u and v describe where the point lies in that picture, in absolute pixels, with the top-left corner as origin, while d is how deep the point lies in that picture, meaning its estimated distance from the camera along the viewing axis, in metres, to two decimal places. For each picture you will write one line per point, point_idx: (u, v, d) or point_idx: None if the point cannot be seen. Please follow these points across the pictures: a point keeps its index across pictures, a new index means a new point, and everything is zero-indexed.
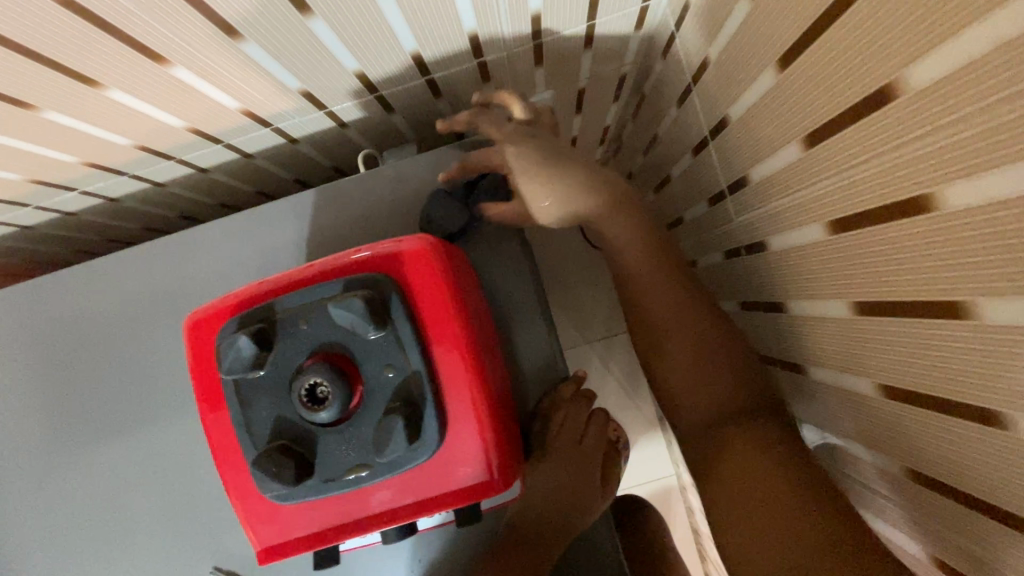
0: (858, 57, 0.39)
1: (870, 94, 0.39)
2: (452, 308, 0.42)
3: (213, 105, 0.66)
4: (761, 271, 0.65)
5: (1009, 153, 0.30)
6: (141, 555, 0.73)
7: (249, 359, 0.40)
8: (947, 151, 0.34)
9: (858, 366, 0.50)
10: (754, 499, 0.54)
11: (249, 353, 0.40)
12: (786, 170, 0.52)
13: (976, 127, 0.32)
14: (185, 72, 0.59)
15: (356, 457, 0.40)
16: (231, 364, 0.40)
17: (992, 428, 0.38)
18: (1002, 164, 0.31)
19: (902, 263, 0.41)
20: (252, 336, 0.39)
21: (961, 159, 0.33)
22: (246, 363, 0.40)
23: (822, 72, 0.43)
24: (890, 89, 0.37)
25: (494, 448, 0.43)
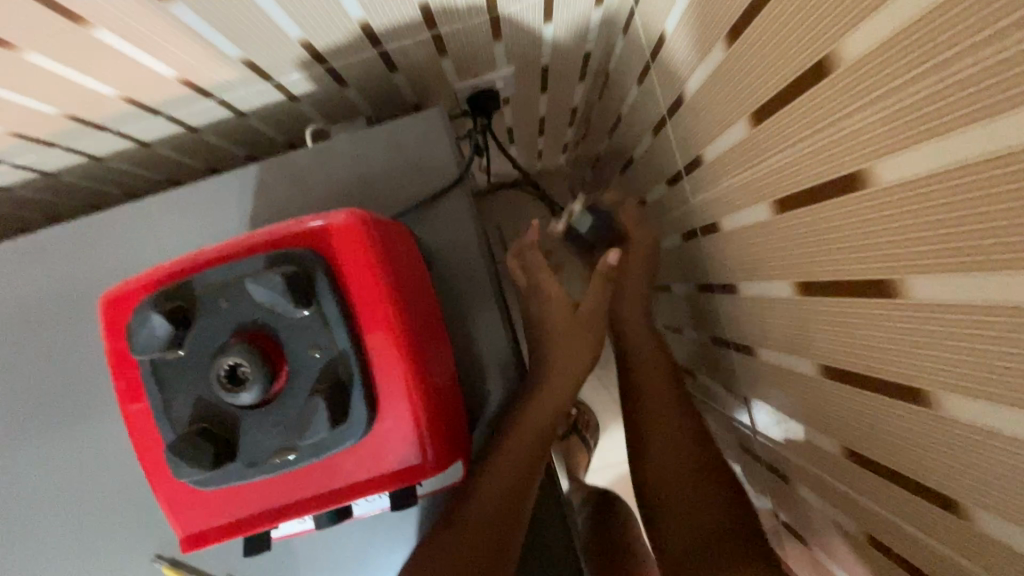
0: (795, 32, 0.38)
1: (810, 67, 0.38)
2: (382, 286, 0.41)
3: (145, 72, 0.62)
4: (712, 250, 0.65)
5: (935, 126, 0.30)
6: (80, 538, 0.70)
7: (163, 339, 0.38)
8: (880, 124, 0.34)
9: (800, 345, 0.51)
10: (693, 509, 0.70)
11: (162, 333, 0.37)
12: (734, 148, 0.52)
13: (910, 99, 0.31)
14: (109, 35, 0.55)
15: (279, 442, 0.38)
16: (142, 345, 0.38)
17: (919, 405, 0.38)
18: (930, 138, 0.30)
19: (838, 241, 0.41)
20: (166, 315, 0.37)
21: (890, 134, 0.33)
22: (159, 344, 0.38)
23: (763, 48, 0.42)
24: (828, 61, 0.36)
25: (428, 430, 0.42)
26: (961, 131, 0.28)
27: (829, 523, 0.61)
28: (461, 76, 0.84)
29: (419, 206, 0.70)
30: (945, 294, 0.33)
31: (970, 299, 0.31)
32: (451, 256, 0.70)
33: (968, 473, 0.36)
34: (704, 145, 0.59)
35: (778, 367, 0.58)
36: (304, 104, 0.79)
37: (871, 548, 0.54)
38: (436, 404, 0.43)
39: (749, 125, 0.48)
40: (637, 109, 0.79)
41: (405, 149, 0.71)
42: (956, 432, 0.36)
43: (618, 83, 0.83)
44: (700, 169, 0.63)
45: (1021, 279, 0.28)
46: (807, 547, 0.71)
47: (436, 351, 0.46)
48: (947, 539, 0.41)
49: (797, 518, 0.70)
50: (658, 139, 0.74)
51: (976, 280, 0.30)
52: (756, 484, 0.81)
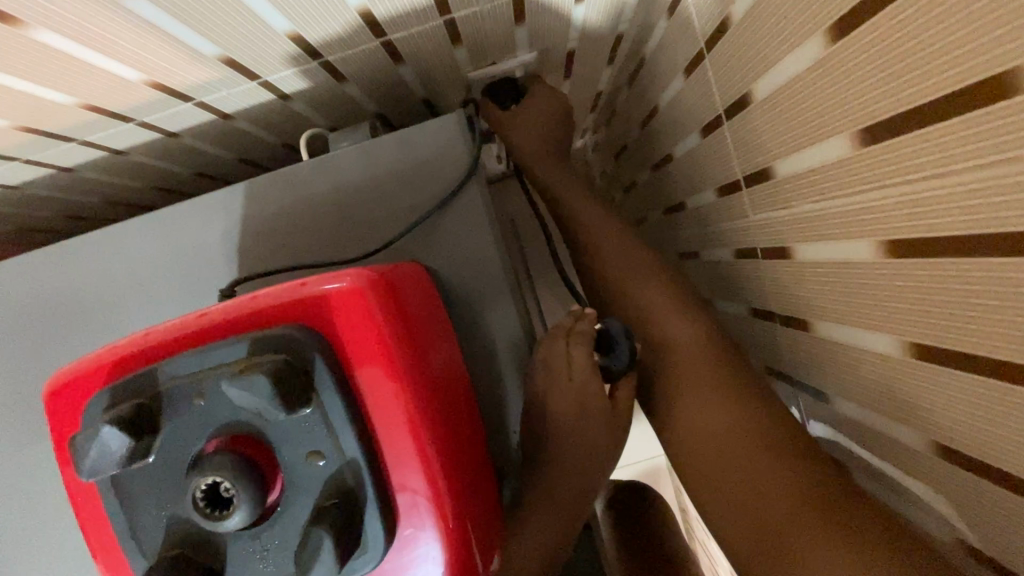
0: (953, 37, 0.28)
1: (970, 87, 0.28)
2: (392, 366, 0.32)
3: (106, 76, 0.52)
4: (777, 274, 0.56)
5: None
6: None
7: (120, 455, 0.29)
8: None
9: (915, 409, 0.42)
10: (756, 474, 0.52)
11: (118, 448, 0.29)
12: (826, 167, 0.42)
13: None
14: (53, 37, 0.45)
15: (275, 571, 0.30)
16: (89, 464, 0.29)
17: None
18: None
19: (995, 305, 0.32)
20: (118, 425, 0.29)
21: None
22: (113, 461, 0.29)
23: (893, 54, 0.32)
24: (1006, 80, 0.26)
25: (453, 534, 0.34)
26: None
27: None
28: (476, 65, 0.73)
29: (424, 218, 0.59)
30: None
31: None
32: (470, 280, 0.59)
33: None
34: (776, 157, 0.49)
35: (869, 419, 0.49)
36: (299, 102, 0.69)
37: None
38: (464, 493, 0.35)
39: (849, 145, 0.39)
40: (679, 103, 0.68)
41: (414, 156, 0.60)
42: None
43: (654, 70, 0.72)
44: (767, 182, 0.52)
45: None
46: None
47: (461, 425, 0.38)
48: None
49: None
50: (705, 143, 0.64)
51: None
52: None
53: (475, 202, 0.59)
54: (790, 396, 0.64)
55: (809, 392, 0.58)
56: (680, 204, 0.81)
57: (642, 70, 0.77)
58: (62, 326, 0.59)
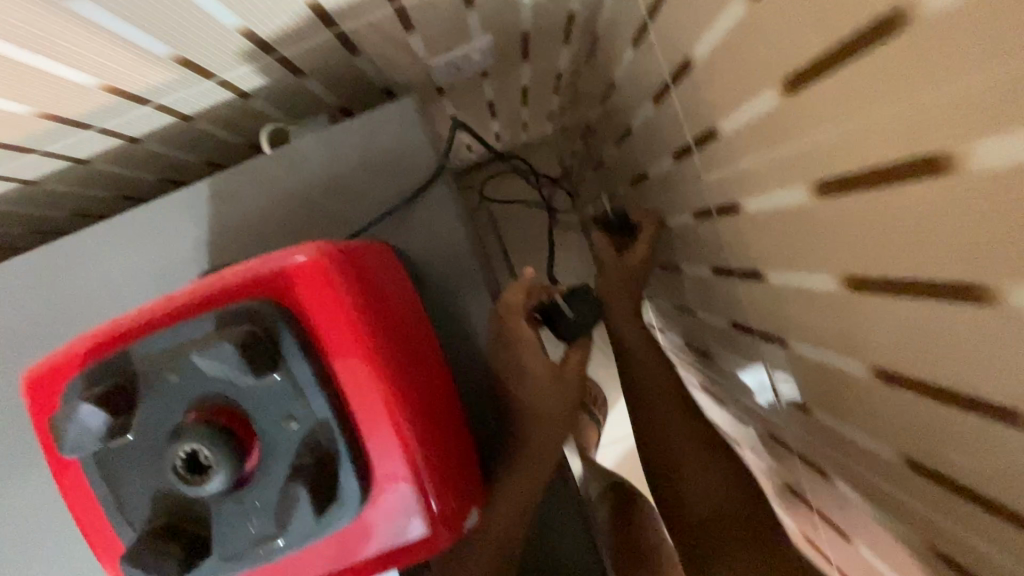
0: None
1: (868, 28, 0.30)
2: (359, 334, 0.34)
3: (61, 83, 0.52)
4: (730, 232, 0.59)
5: None
6: None
7: (100, 431, 0.31)
8: (962, 97, 0.27)
9: (851, 344, 0.45)
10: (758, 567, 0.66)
11: (97, 424, 0.31)
12: (760, 120, 0.44)
13: (996, 69, 0.24)
14: (4, 45, 0.46)
15: (259, 531, 0.32)
16: (71, 441, 0.31)
17: (1004, 424, 0.33)
18: None
19: (908, 231, 0.34)
20: (96, 402, 0.30)
21: (976, 110, 0.26)
22: (93, 438, 0.31)
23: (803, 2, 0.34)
24: (895, 19, 0.28)
25: (432, 494, 0.36)
26: None
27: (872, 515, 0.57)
28: (434, 52, 0.74)
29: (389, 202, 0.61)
30: None
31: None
32: (438, 259, 0.61)
33: None
34: (718, 116, 0.51)
35: (816, 360, 0.52)
36: (260, 98, 0.69)
37: (927, 553, 0.49)
38: (440, 456, 0.37)
39: (777, 95, 0.41)
40: (632, 76, 0.70)
41: (376, 143, 0.61)
42: None
43: (607, 46, 0.74)
44: (713, 143, 0.55)
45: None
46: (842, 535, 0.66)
47: (436, 391, 0.40)
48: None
49: (836, 510, 0.64)
50: (659, 112, 0.66)
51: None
52: (775, 458, 0.78)
53: (436, 183, 0.61)
54: (756, 351, 0.66)
55: (768, 343, 0.61)
56: (643, 176, 0.84)
57: (597, 47, 0.79)
58: (37, 338, 0.60)
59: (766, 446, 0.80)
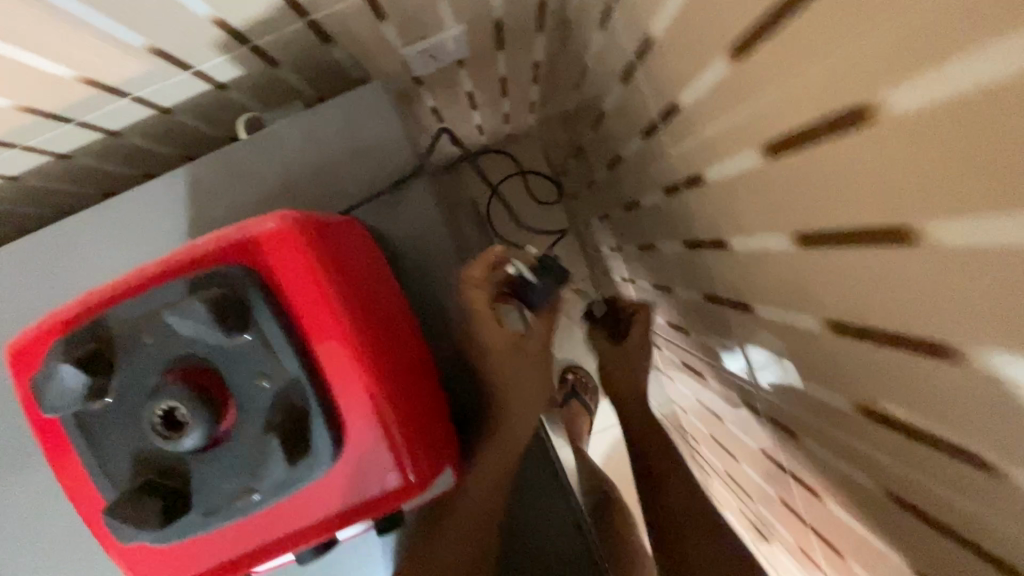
0: None
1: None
2: (327, 296, 0.36)
3: (41, 75, 0.54)
4: (697, 205, 0.60)
5: (952, 46, 0.25)
6: None
7: (79, 392, 0.32)
8: (880, 48, 0.29)
9: (807, 301, 0.47)
10: None
11: (76, 386, 0.32)
12: (714, 91, 0.46)
13: (906, 20, 0.27)
14: None
15: (237, 484, 0.34)
16: (52, 402, 0.32)
17: (940, 359, 0.34)
18: (942, 64, 0.26)
19: (845, 185, 0.36)
20: (75, 363, 0.32)
21: (893, 61, 0.28)
22: (72, 400, 0.32)
23: None
24: None
25: (403, 448, 0.38)
26: (1007, 36, 0.22)
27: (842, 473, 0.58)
28: (408, 42, 0.76)
29: (364, 187, 0.62)
30: (979, 238, 0.28)
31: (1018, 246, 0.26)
32: (414, 241, 0.63)
33: (991, 428, 0.33)
34: (679, 90, 0.53)
35: (779, 322, 0.54)
36: (238, 89, 0.71)
37: (890, 506, 0.50)
38: (412, 413, 0.39)
39: (726, 62, 0.42)
40: (601, 60, 0.72)
41: (347, 129, 0.63)
42: (983, 387, 0.32)
43: (578, 31, 0.76)
44: (676, 118, 0.57)
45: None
46: (812, 493, 0.66)
47: (410, 362, 0.42)
48: (971, 497, 0.38)
49: (807, 472, 0.64)
50: (628, 92, 0.68)
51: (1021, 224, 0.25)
52: (747, 431, 0.80)
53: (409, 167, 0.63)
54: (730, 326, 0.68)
55: (737, 312, 0.63)
56: (617, 159, 0.86)
57: (569, 32, 0.80)
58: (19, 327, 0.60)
59: (739, 420, 0.82)
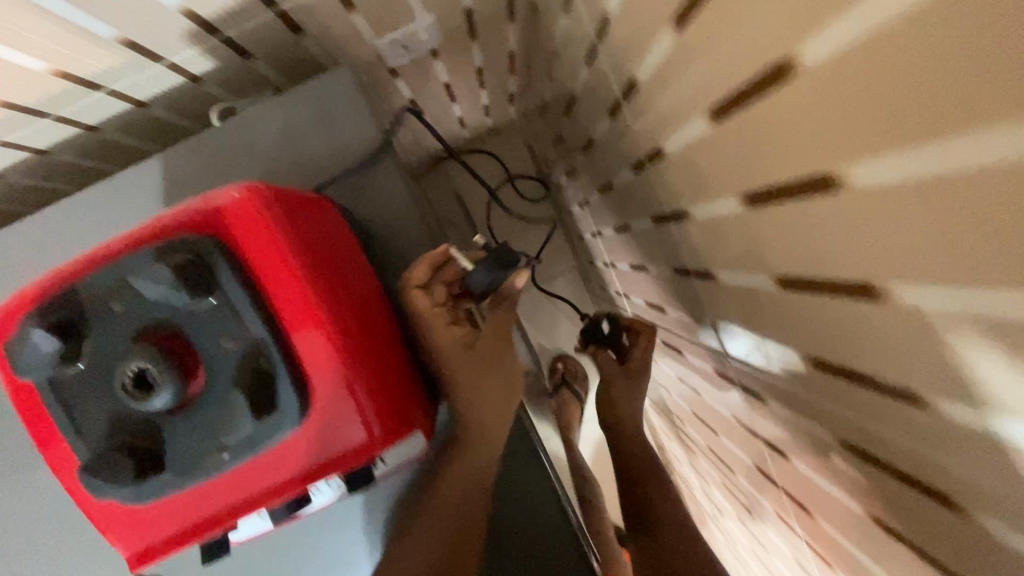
0: (747, 32, 0.35)
1: (763, 71, 0.35)
2: (291, 265, 0.37)
3: (82, 34, 0.55)
4: (685, 236, 0.63)
5: (895, 137, 0.27)
6: None
7: (52, 356, 0.34)
8: (833, 130, 0.31)
9: (788, 339, 0.49)
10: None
11: (46, 351, 0.34)
12: (695, 142, 0.49)
13: (851, 111, 0.29)
14: None
15: (210, 443, 0.36)
16: (24, 367, 0.34)
17: (900, 401, 0.36)
18: (886, 151, 0.28)
19: (814, 243, 0.38)
20: (48, 329, 0.33)
21: (847, 142, 0.31)
22: (43, 364, 0.34)
23: (715, 42, 0.39)
24: (780, 69, 0.33)
25: (368, 406, 0.40)
26: (938, 138, 0.25)
27: (815, 495, 0.60)
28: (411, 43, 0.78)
29: (345, 179, 0.65)
30: (938, 305, 0.29)
31: (981, 314, 0.27)
32: (405, 242, 0.65)
33: (952, 471, 0.35)
34: (665, 135, 0.56)
35: (764, 354, 0.56)
36: (242, 71, 0.72)
37: (871, 532, 0.51)
38: (377, 379, 0.40)
39: (709, 117, 0.45)
40: (593, 88, 0.75)
41: (326, 117, 0.66)
42: (940, 433, 0.34)
43: (570, 57, 0.80)
44: (661, 157, 0.60)
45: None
46: (804, 509, 0.66)
47: (380, 336, 0.43)
48: (939, 531, 0.40)
49: (798, 488, 0.65)
50: (617, 118, 0.70)
51: (982, 291, 0.26)
52: (741, 443, 0.82)
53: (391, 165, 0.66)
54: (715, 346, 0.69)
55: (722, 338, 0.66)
56: (609, 184, 0.89)
57: (564, 52, 0.83)
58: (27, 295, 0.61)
59: (735, 434, 0.83)
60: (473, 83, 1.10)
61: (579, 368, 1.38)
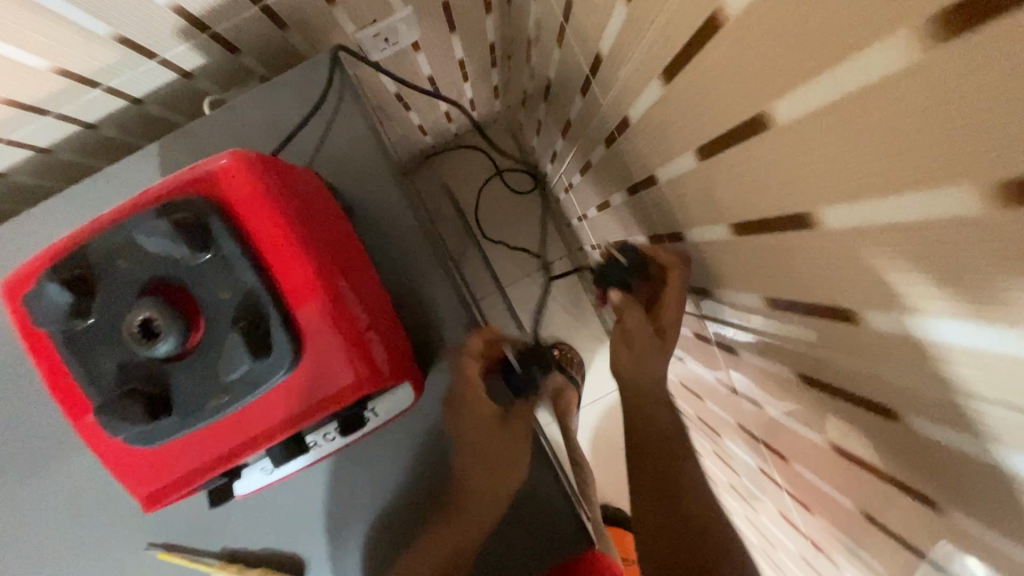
0: None
1: (698, 25, 0.39)
2: (278, 220, 0.41)
3: (77, 31, 0.58)
4: (655, 201, 0.67)
5: (803, 70, 0.31)
6: (51, 556, 0.66)
7: (65, 308, 0.38)
8: (758, 72, 0.35)
9: (747, 284, 0.52)
10: None
11: (61, 303, 0.38)
12: (653, 105, 0.53)
13: (767, 51, 0.33)
14: None
15: (211, 387, 0.40)
16: (42, 317, 0.38)
17: (836, 320, 0.40)
18: (798, 84, 0.32)
19: (754, 183, 0.42)
20: (62, 284, 0.37)
21: (769, 81, 0.34)
22: (58, 315, 0.38)
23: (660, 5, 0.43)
24: (712, 21, 0.37)
25: (357, 347, 0.43)
26: (836, 63, 0.28)
27: (787, 438, 0.63)
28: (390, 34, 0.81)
29: (332, 161, 0.70)
30: (852, 220, 0.33)
31: (882, 221, 0.30)
32: (389, 217, 0.69)
33: (879, 378, 0.38)
34: (628, 103, 0.60)
35: (731, 303, 0.59)
36: (230, 66, 0.76)
37: (832, 462, 0.54)
38: (363, 323, 0.44)
39: (662, 79, 0.49)
40: (567, 69, 0.79)
41: (311, 103, 0.70)
42: (867, 345, 0.37)
43: (545, 41, 0.83)
44: (628, 126, 0.64)
45: (922, 193, 0.27)
46: (780, 456, 0.69)
47: (366, 291, 0.47)
48: (882, 446, 0.43)
49: (773, 436, 0.68)
50: (589, 95, 0.73)
51: (882, 201, 0.30)
52: (724, 404, 0.85)
53: (375, 147, 0.70)
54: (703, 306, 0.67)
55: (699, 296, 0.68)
56: (588, 163, 0.93)
57: (538, 38, 0.86)
58: None
59: (719, 398, 0.86)
60: (455, 77, 1.14)
61: (573, 351, 1.42)
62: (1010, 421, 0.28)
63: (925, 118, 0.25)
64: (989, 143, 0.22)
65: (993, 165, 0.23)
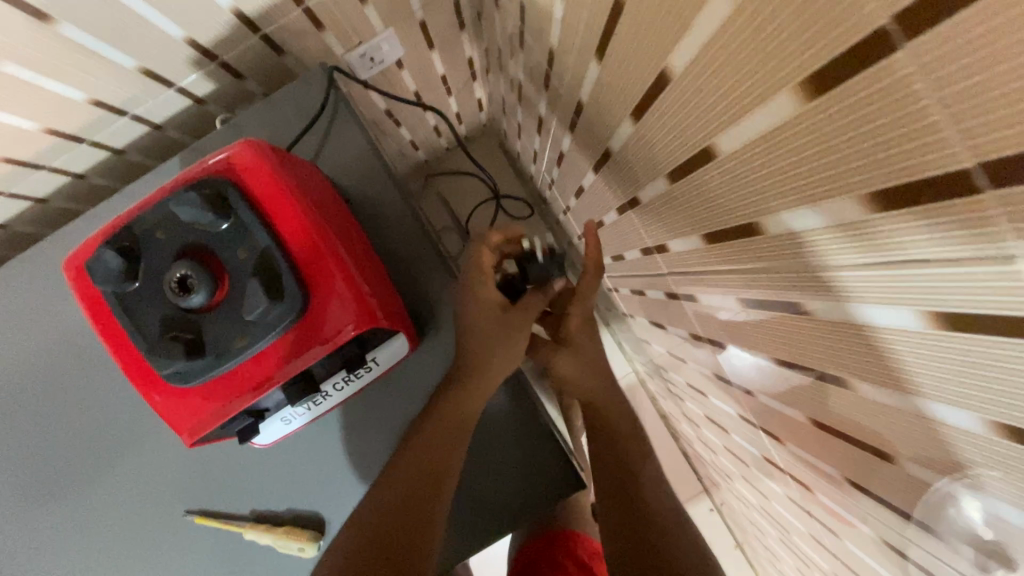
0: None
1: (611, 7, 0.48)
2: (284, 192, 0.50)
3: (110, 66, 0.69)
4: (614, 171, 0.76)
5: (678, 27, 0.40)
6: (98, 528, 0.74)
7: (118, 270, 0.48)
8: (653, 36, 0.44)
9: (689, 226, 0.60)
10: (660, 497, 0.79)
11: (115, 266, 0.47)
12: (595, 83, 0.62)
13: (655, 17, 0.42)
14: (73, 30, 0.63)
15: (235, 330, 0.48)
16: (101, 279, 0.48)
17: (745, 234, 0.48)
18: (678, 39, 0.41)
19: (671, 131, 0.50)
20: (116, 250, 0.47)
21: (661, 41, 0.43)
22: (115, 275, 0.48)
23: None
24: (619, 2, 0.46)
25: (353, 293, 0.51)
26: (694, 17, 0.37)
27: (749, 371, 0.70)
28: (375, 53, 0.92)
29: (329, 161, 0.80)
30: (731, 143, 0.41)
31: (746, 137, 0.39)
32: (382, 206, 0.79)
33: (782, 279, 0.46)
34: (578, 87, 0.69)
35: (683, 251, 0.67)
36: (236, 90, 0.87)
37: (780, 382, 0.61)
38: (358, 275, 0.52)
39: (597, 60, 0.58)
40: (531, 69, 0.89)
41: (308, 113, 0.80)
42: (766, 250, 0.45)
43: (512, 48, 0.94)
44: (583, 108, 0.73)
45: (762, 106, 0.35)
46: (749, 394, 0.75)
47: (359, 253, 0.55)
48: (801, 349, 0.50)
49: (739, 375, 0.75)
50: (551, 87, 0.83)
51: (744, 121, 0.38)
52: (701, 362, 0.92)
53: (366, 147, 0.80)
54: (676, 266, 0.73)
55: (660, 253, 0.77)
56: (562, 153, 1.02)
57: (507, 45, 0.96)
58: None
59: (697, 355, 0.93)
60: (439, 92, 1.25)
61: None
62: (860, 277, 0.36)
63: (757, 43, 0.33)
64: (791, 52, 0.31)
65: (797, 67, 0.31)
